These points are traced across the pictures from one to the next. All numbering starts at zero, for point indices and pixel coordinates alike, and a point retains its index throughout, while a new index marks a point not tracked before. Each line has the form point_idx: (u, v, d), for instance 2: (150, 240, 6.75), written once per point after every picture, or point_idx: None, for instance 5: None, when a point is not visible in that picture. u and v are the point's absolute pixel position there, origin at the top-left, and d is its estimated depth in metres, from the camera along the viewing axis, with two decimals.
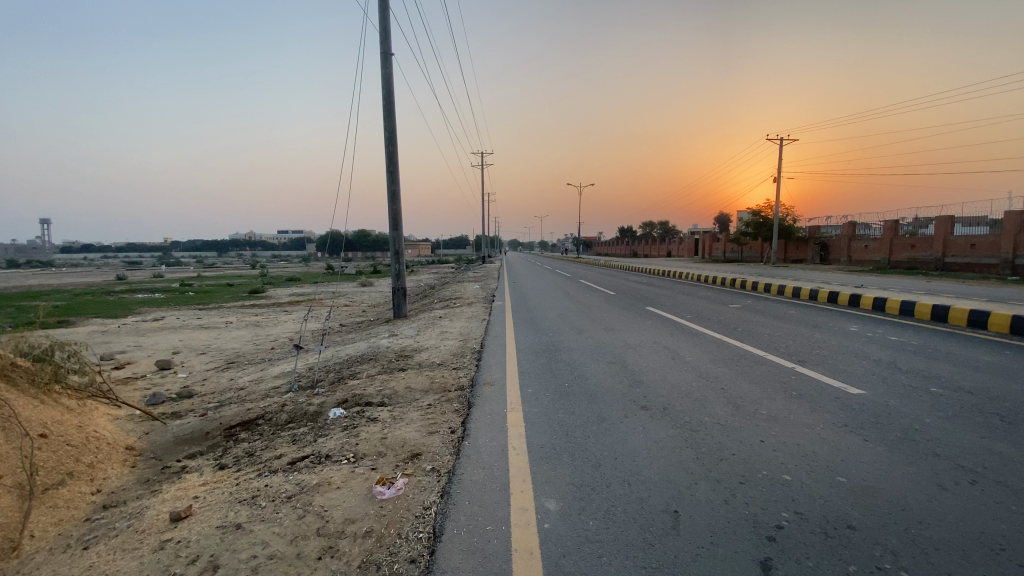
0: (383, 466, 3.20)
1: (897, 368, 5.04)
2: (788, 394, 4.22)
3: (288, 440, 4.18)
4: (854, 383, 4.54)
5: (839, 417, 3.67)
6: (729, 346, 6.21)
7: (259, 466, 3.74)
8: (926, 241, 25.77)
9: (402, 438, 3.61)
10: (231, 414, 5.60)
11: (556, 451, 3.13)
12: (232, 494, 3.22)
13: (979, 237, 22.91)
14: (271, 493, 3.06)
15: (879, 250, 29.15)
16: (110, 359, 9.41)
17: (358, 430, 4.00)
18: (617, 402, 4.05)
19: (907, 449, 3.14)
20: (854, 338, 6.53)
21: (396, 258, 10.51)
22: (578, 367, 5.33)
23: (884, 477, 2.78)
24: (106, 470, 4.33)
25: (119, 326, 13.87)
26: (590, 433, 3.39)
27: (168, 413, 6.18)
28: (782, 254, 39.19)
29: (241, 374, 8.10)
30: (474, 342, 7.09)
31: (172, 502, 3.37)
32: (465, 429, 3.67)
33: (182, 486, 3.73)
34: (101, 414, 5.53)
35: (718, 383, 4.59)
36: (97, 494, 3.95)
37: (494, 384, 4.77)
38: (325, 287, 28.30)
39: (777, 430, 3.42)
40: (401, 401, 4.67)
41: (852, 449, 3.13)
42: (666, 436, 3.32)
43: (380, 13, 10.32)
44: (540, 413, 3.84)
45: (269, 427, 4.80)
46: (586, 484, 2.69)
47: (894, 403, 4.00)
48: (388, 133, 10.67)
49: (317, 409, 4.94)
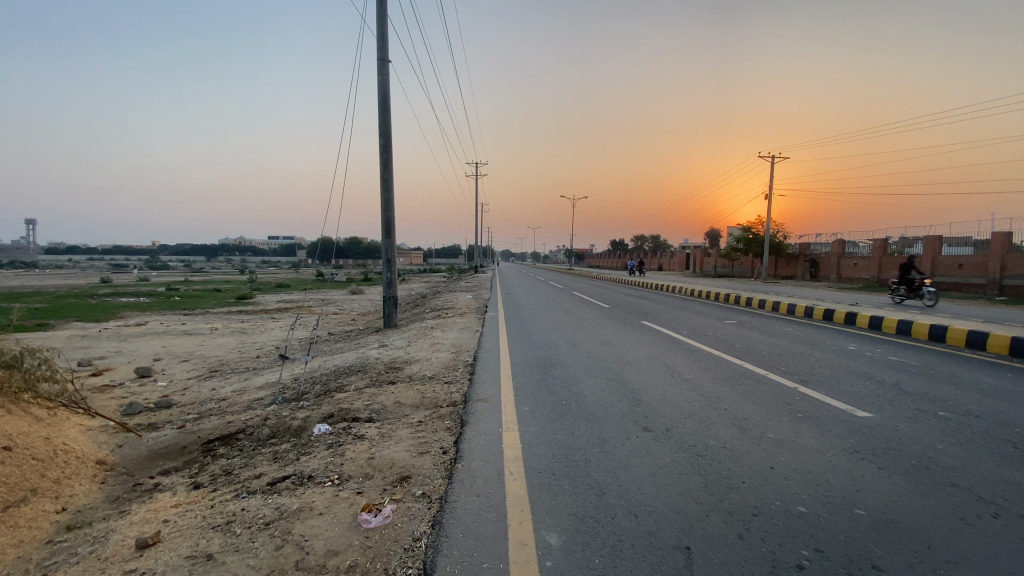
0: (370, 489, 2.99)
1: (902, 390, 4.90)
2: (794, 417, 4.06)
3: (269, 458, 3.94)
4: (860, 405, 4.39)
5: (849, 442, 3.52)
6: (729, 364, 6.06)
7: (237, 486, 3.50)
8: (915, 261, 26.00)
9: (391, 459, 3.39)
10: (210, 426, 5.33)
11: (557, 476, 2.94)
12: (205, 518, 2.99)
13: (967, 257, 23.18)
14: (247, 519, 2.83)
15: (868, 267, 29.40)
16: (88, 366, 9.08)
17: (344, 447, 3.78)
18: (618, 422, 3.87)
19: (924, 478, 2.98)
20: (855, 358, 6.42)
21: (388, 266, 10.23)
22: (575, 383, 5.14)
23: (906, 510, 2.61)
24: (74, 486, 4.07)
25: (100, 330, 13.48)
26: (591, 457, 3.21)
27: (144, 424, 5.90)
28: (773, 271, 39.43)
29: (224, 383, 7.80)
30: (467, 355, 6.88)
31: (139, 526, 3.12)
32: (457, 449, 3.47)
33: (152, 506, 3.48)
34: (73, 425, 5.27)
35: (720, 403, 4.43)
36: (62, 513, 3.68)
37: (488, 401, 4.55)
38: (315, 294, 27.90)
39: (787, 455, 3.26)
40: (390, 417, 4.45)
41: (867, 478, 2.97)
42: (671, 461, 3.14)
43: (378, 19, 10.23)
44: (538, 434, 3.65)
45: (249, 443, 4.55)
46: (589, 515, 2.50)
47: (903, 426, 3.87)
48: (384, 140, 10.51)
49: (301, 424, 4.69)
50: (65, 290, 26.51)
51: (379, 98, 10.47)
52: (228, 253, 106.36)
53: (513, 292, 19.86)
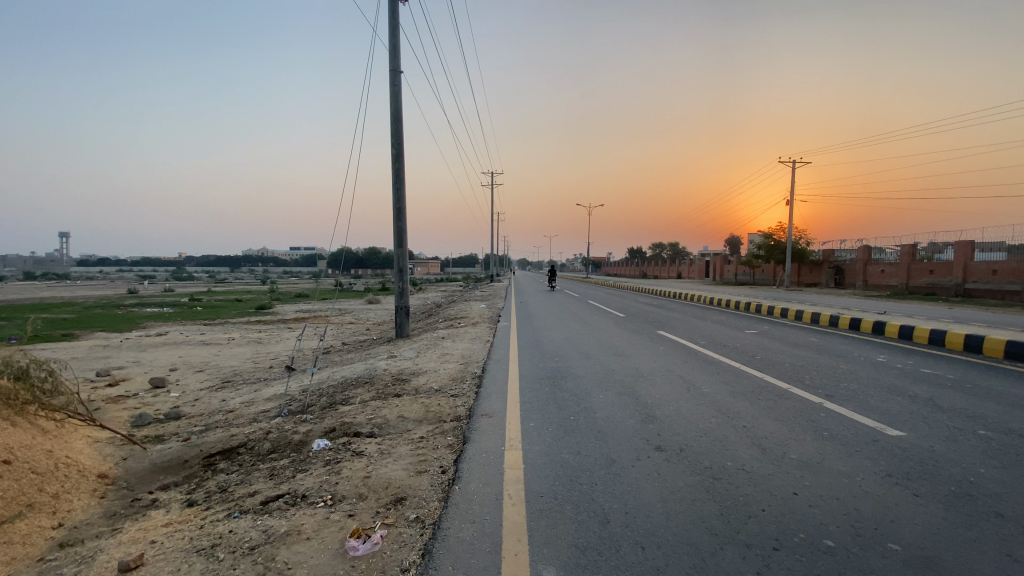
0: (362, 512, 2.82)
1: (936, 406, 4.56)
2: (818, 435, 3.78)
3: (265, 475, 3.82)
4: (891, 423, 4.08)
5: (881, 465, 3.25)
6: (749, 377, 5.76)
7: (230, 504, 3.38)
8: (945, 268, 25.04)
9: (387, 478, 3.23)
10: (214, 439, 5.25)
11: (560, 501, 2.74)
12: (191, 541, 2.87)
13: (1000, 262, 22.25)
14: (233, 543, 2.69)
15: (895, 274, 28.45)
16: (105, 376, 9.16)
17: (341, 464, 3.64)
18: (629, 441, 3.65)
19: (964, 507, 2.70)
20: (884, 370, 6.07)
21: (399, 275, 10.14)
22: (584, 397, 4.92)
23: (945, 544, 2.35)
24: (72, 501, 4.00)
25: (121, 340, 13.68)
26: (598, 479, 3.00)
27: (150, 436, 5.85)
28: (796, 279, 38.47)
29: (234, 395, 7.76)
30: (476, 367, 6.71)
31: (127, 547, 3.01)
32: (457, 469, 3.30)
33: (143, 525, 3.37)
34: (80, 437, 5.25)
35: (739, 420, 4.16)
36: (57, 529, 3.60)
37: (493, 416, 4.37)
38: (334, 303, 28.13)
39: (812, 480, 3.01)
40: (392, 432, 4.30)
41: (900, 506, 2.71)
42: (684, 486, 2.92)
43: (391, 31, 10.28)
44: (542, 453, 3.46)
45: (249, 458, 4.45)
46: (591, 547, 2.29)
47: (939, 447, 3.57)
48: (396, 151, 10.50)
49: (303, 438, 4.57)
50: (93, 301, 27.15)
51: (392, 108, 10.47)
52: (252, 263, 108.58)
53: (529, 302, 19.67)
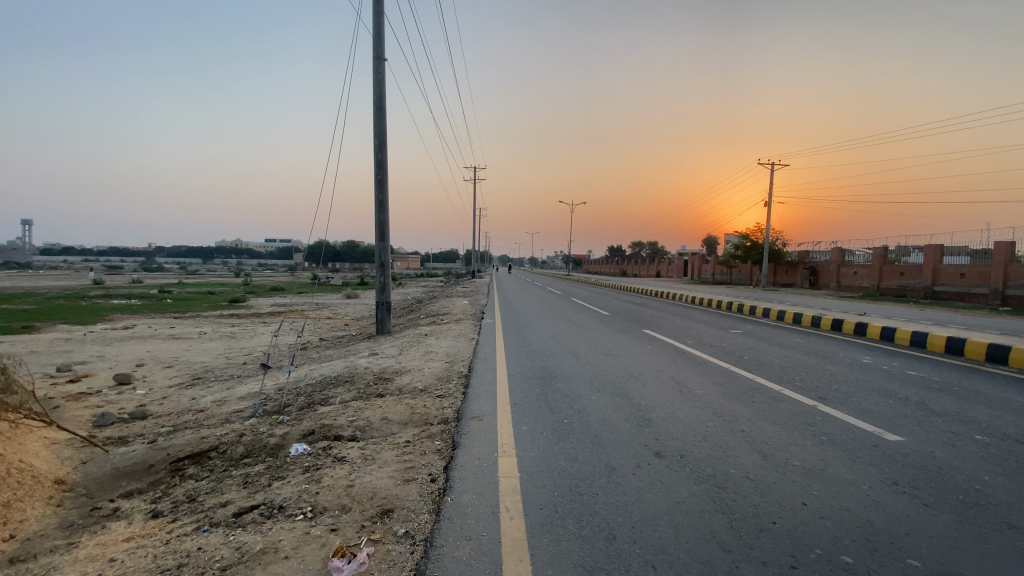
0: (346, 526, 2.60)
1: (930, 410, 4.53)
2: (818, 440, 3.69)
3: (238, 483, 3.55)
4: (887, 428, 4.02)
5: (886, 473, 3.15)
6: (740, 378, 5.68)
7: (199, 517, 3.11)
8: (915, 270, 25.73)
9: (372, 488, 3.00)
10: (182, 442, 4.92)
11: (561, 515, 2.56)
12: (155, 560, 2.60)
13: (968, 266, 22.99)
14: (201, 562, 2.44)
15: (867, 276, 29.17)
16: (65, 372, 8.64)
17: (322, 471, 3.39)
18: (627, 447, 3.48)
19: (976, 517, 2.62)
20: (871, 372, 6.07)
21: (381, 269, 9.81)
22: (577, 399, 4.76)
23: (964, 559, 2.24)
24: (25, 511, 3.66)
25: (85, 333, 13.02)
26: (599, 489, 2.83)
27: (113, 438, 5.48)
28: (771, 279, 39.19)
29: (205, 393, 7.38)
30: (462, 366, 6.49)
31: (84, 565, 2.73)
32: (448, 477, 3.10)
33: (103, 539, 3.08)
34: (36, 439, 4.87)
35: (736, 424, 4.06)
36: (8, 543, 3.28)
37: (482, 419, 4.18)
38: (312, 297, 27.54)
39: (819, 489, 2.89)
40: (375, 436, 4.06)
41: (913, 517, 2.61)
42: (689, 496, 2.77)
43: (376, 16, 9.93)
44: (538, 460, 3.27)
45: (221, 463, 4.16)
46: (599, 567, 2.12)
47: (940, 453, 3.50)
48: (378, 141, 10.17)
49: (279, 442, 4.30)
50: (56, 291, 25.98)
51: (375, 97, 10.14)
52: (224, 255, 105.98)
53: (512, 298, 19.46)
